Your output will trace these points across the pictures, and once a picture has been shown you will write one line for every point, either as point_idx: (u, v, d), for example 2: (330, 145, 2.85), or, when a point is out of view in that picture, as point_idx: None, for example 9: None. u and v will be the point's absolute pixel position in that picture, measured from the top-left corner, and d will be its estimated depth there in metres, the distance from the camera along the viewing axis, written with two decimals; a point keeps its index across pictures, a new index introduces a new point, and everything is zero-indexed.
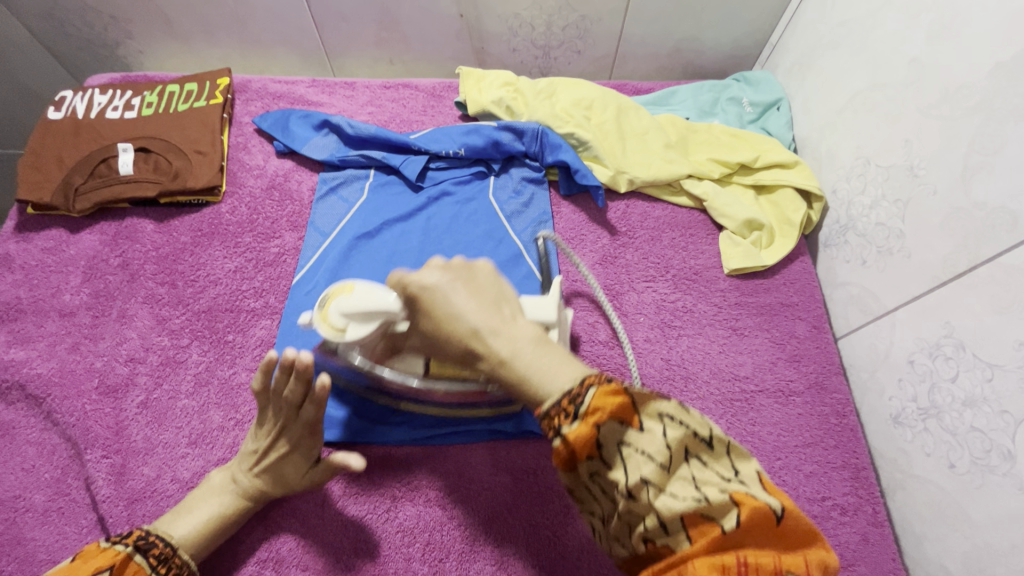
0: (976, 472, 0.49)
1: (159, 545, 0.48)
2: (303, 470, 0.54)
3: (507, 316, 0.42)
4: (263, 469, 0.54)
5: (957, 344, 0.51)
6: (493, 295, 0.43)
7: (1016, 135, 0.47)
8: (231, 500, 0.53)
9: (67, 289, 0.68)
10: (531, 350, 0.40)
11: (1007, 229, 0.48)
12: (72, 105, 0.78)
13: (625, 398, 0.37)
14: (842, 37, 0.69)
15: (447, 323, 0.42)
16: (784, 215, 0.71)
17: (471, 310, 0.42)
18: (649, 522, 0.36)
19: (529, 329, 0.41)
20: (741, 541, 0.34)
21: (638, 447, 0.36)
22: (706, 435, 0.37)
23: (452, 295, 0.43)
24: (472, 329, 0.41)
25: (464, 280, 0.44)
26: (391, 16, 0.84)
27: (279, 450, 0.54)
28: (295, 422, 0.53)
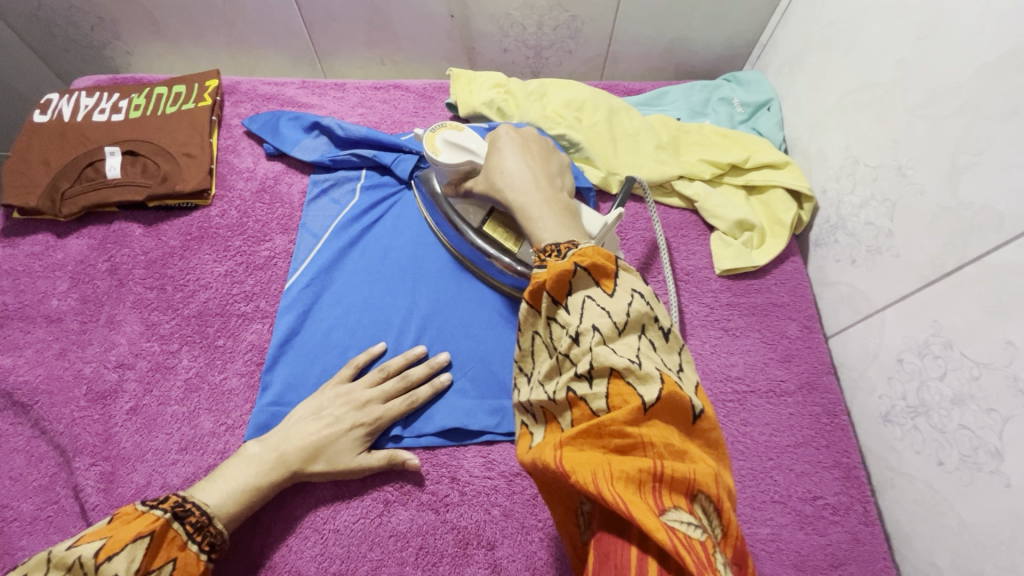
0: (964, 470, 0.50)
1: (196, 512, 0.48)
2: (356, 452, 0.56)
3: (549, 183, 0.53)
4: (324, 432, 0.55)
5: (945, 342, 0.52)
6: (549, 171, 0.55)
7: (1001, 135, 0.47)
8: (269, 470, 0.53)
9: (54, 294, 0.68)
10: (552, 205, 0.50)
11: (993, 229, 0.48)
12: (58, 107, 0.77)
13: (611, 263, 0.39)
14: (831, 37, 0.69)
15: (506, 163, 0.55)
16: (775, 216, 0.71)
17: (521, 168, 0.54)
18: (581, 369, 0.37)
19: (564, 199, 0.52)
20: (653, 414, 0.34)
21: (602, 304, 0.38)
22: (666, 326, 0.39)
23: (523, 147, 0.56)
24: (516, 178, 0.54)
25: (533, 148, 0.56)
26: (381, 17, 0.84)
27: (353, 419, 0.56)
28: (384, 403, 0.59)
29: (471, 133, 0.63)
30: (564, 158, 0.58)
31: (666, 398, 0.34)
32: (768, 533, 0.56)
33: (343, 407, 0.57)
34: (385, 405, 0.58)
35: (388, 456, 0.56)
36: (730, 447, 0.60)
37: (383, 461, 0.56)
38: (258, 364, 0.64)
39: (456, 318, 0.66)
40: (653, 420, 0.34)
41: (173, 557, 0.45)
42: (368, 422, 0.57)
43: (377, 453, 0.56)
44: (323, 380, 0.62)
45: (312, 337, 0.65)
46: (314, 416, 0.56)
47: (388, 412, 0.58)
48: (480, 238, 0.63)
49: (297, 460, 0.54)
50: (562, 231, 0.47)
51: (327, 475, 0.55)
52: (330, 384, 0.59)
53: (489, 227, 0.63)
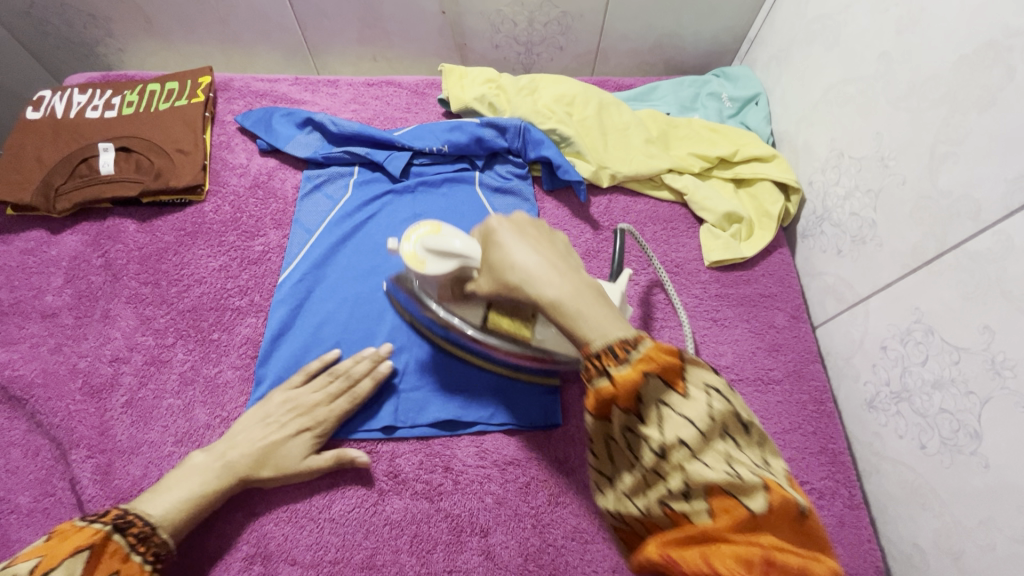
0: (945, 452, 0.51)
1: (139, 523, 0.48)
2: (302, 455, 0.55)
3: (569, 263, 0.44)
4: (269, 439, 0.55)
5: (926, 329, 0.53)
6: (559, 253, 0.46)
7: (978, 125, 0.49)
8: (214, 479, 0.52)
9: (49, 290, 0.68)
10: (589, 296, 0.41)
11: (971, 217, 0.49)
12: (51, 104, 0.77)
13: (676, 358, 0.36)
14: (816, 32, 0.70)
15: (514, 254, 0.44)
16: (763, 208, 0.73)
17: (535, 257, 0.44)
18: (672, 485, 0.35)
19: (590, 280, 0.43)
20: (764, 523, 0.33)
21: (681, 410, 0.35)
22: (746, 418, 0.36)
23: (525, 235, 0.46)
24: (535, 272, 0.43)
25: (534, 233, 0.47)
26: (374, 13, 0.84)
27: (299, 424, 0.56)
28: (329, 404, 0.58)
29: (453, 231, 0.52)
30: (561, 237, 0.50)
31: (775, 505, 0.33)
32: None
33: (289, 413, 0.57)
34: (331, 407, 0.58)
35: (336, 456, 0.56)
36: None
37: (331, 461, 0.56)
38: (253, 357, 0.64)
39: None
40: (765, 529, 0.33)
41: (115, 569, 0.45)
42: (313, 425, 0.57)
43: (326, 453, 0.56)
44: None
45: (305, 330, 0.65)
46: (260, 423, 0.56)
47: (334, 413, 0.58)
48: (490, 336, 0.56)
49: (244, 468, 0.54)
50: (609, 321, 0.39)
51: (278, 479, 0.55)
52: (278, 389, 0.59)
53: (493, 319, 0.55)
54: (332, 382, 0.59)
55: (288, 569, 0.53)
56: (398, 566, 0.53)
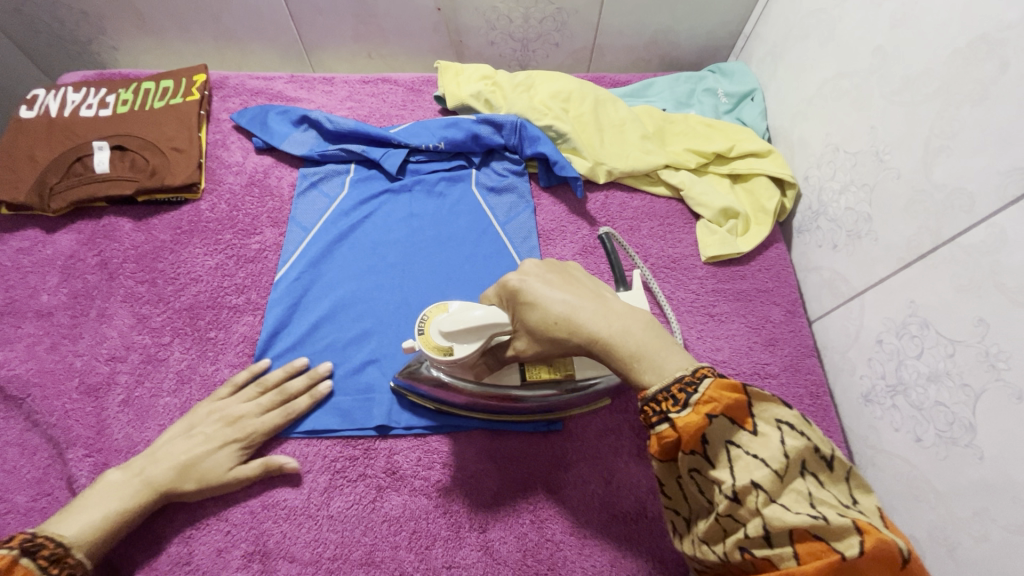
0: (940, 444, 0.52)
1: (50, 546, 0.45)
2: (228, 466, 0.55)
3: (605, 298, 0.46)
4: (193, 452, 0.54)
5: (922, 322, 0.53)
6: (589, 289, 0.47)
7: (972, 118, 0.49)
8: (133, 494, 0.51)
9: (44, 289, 0.68)
10: (641, 330, 0.42)
11: (965, 209, 0.49)
12: (45, 103, 0.77)
13: (741, 397, 0.38)
14: (811, 27, 0.70)
15: (549, 310, 0.44)
16: (759, 203, 0.73)
17: (583, 304, 0.44)
18: (752, 529, 0.36)
19: (633, 311, 0.44)
20: (858, 569, 0.33)
21: (752, 449, 0.37)
22: (827, 453, 0.37)
23: (553, 285, 0.46)
24: (593, 327, 0.43)
25: (561, 280, 0.47)
26: (368, 10, 0.84)
27: (226, 435, 0.56)
28: (260, 416, 0.58)
29: (465, 304, 0.49)
30: (571, 265, 0.51)
31: (868, 548, 0.33)
32: None
33: (215, 425, 0.56)
34: (261, 420, 0.57)
35: (264, 463, 0.56)
36: None
37: (259, 470, 0.55)
38: (250, 356, 0.64)
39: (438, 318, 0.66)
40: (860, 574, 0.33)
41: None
42: (241, 437, 0.56)
43: (252, 462, 0.56)
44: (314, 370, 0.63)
45: (301, 328, 0.65)
46: (185, 435, 0.56)
47: (265, 425, 0.57)
48: (533, 390, 0.55)
49: (164, 482, 0.52)
50: (667, 351, 0.41)
51: (200, 492, 0.54)
52: (206, 402, 0.58)
53: (531, 374, 0.55)
54: (263, 395, 0.59)
55: (287, 566, 0.53)
56: (397, 561, 0.53)
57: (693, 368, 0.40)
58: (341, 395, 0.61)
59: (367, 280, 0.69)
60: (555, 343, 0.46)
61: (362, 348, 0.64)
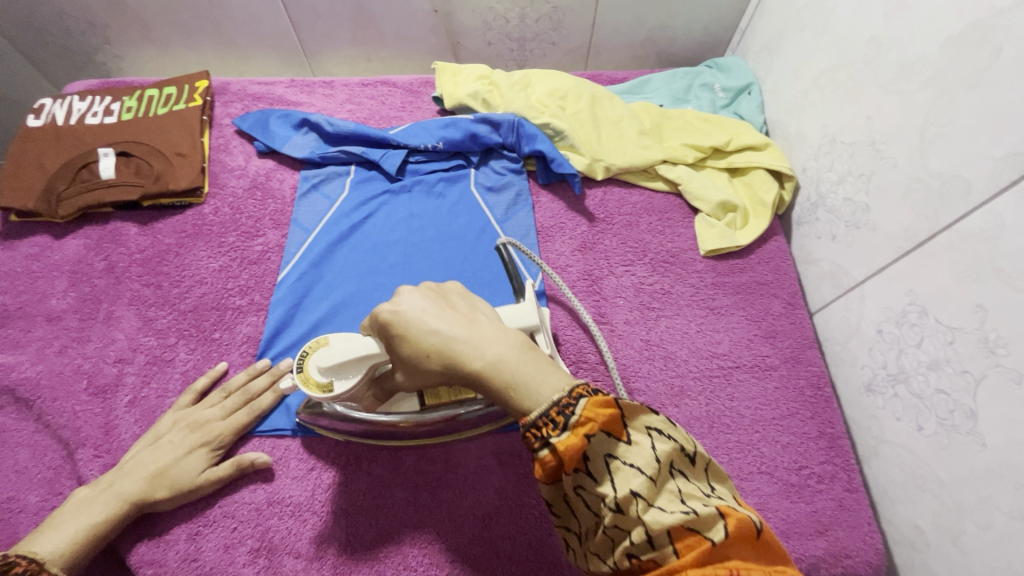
0: (942, 433, 0.52)
1: (23, 561, 0.46)
2: (198, 470, 0.55)
3: (480, 321, 0.42)
4: (160, 460, 0.55)
5: (921, 310, 0.53)
6: (466, 310, 0.43)
7: (966, 105, 0.49)
8: (103, 507, 0.52)
9: (53, 294, 0.69)
10: (516, 358, 0.39)
11: (961, 197, 0.49)
12: (51, 112, 0.78)
13: (614, 410, 0.38)
14: (806, 20, 0.70)
15: (419, 345, 0.41)
16: (758, 196, 0.73)
17: (461, 333, 0.40)
18: (636, 535, 0.36)
19: (508, 333, 0.41)
20: (728, 553, 0.34)
21: (627, 459, 0.37)
22: (690, 450, 0.39)
23: (423, 312, 0.42)
24: (469, 358, 0.39)
25: (440, 304, 0.42)
26: (366, 14, 0.85)
27: (193, 441, 0.56)
28: (226, 419, 0.59)
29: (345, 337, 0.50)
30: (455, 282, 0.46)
31: (732, 530, 0.35)
32: (756, 503, 0.57)
33: (181, 433, 0.57)
34: (225, 422, 0.58)
35: (235, 462, 0.56)
36: (717, 421, 0.62)
37: (230, 468, 0.56)
38: (254, 355, 0.65)
39: None
40: (731, 558, 0.34)
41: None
42: (207, 441, 0.57)
43: (223, 464, 0.56)
44: None
45: (302, 328, 0.66)
46: (153, 446, 0.56)
47: (229, 426, 0.58)
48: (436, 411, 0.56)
49: (137, 491, 0.53)
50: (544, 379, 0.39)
51: (175, 499, 0.54)
52: (172, 412, 0.59)
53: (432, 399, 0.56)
54: (228, 397, 0.60)
55: (292, 562, 0.54)
56: (402, 556, 0.54)
57: (564, 391, 0.38)
58: None
59: (368, 280, 0.69)
60: (438, 377, 0.42)
61: None
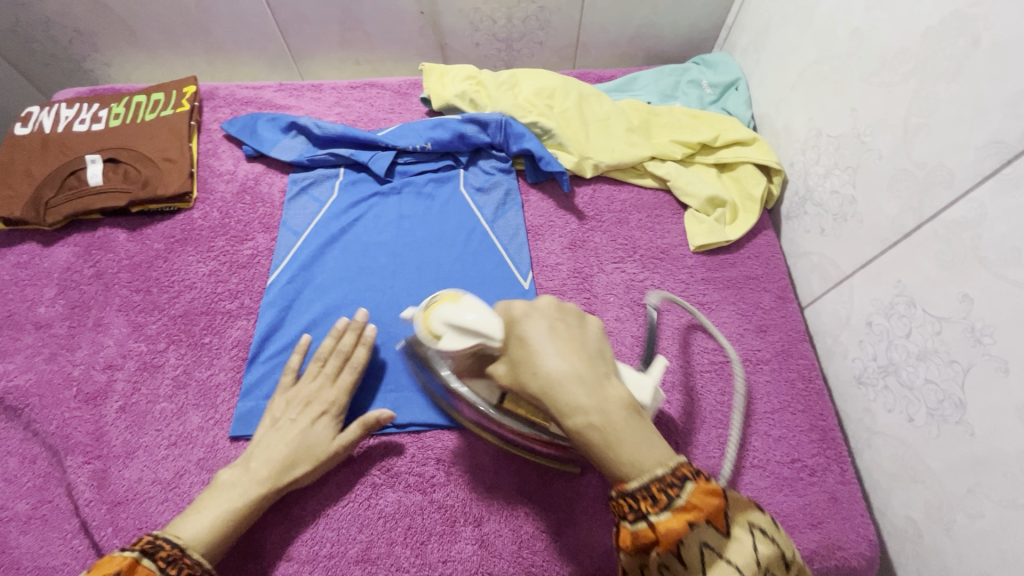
0: (932, 423, 0.52)
1: (167, 547, 0.47)
2: (328, 438, 0.56)
3: (599, 368, 0.41)
4: (289, 437, 0.55)
5: (908, 301, 0.53)
6: (591, 351, 0.42)
7: (947, 95, 0.49)
8: (242, 493, 0.51)
9: (42, 301, 0.69)
10: (623, 420, 0.39)
11: (945, 186, 0.49)
12: (39, 120, 0.78)
13: (720, 500, 0.38)
14: (790, 15, 0.71)
15: (528, 361, 0.41)
16: (746, 190, 0.73)
17: (578, 373, 0.40)
18: None
19: (621, 394, 0.40)
20: None
21: (727, 555, 0.37)
22: (788, 557, 0.38)
23: (548, 332, 0.42)
24: (576, 402, 0.39)
25: (566, 332, 0.42)
26: (353, 17, 0.85)
27: (314, 412, 0.57)
28: (333, 386, 0.59)
29: (469, 303, 0.49)
30: (596, 321, 0.46)
31: None
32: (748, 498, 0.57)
33: (297, 409, 0.57)
34: (334, 388, 0.59)
35: (361, 423, 0.56)
36: (709, 415, 0.62)
37: (358, 430, 0.56)
38: (245, 359, 0.65)
39: None
40: None
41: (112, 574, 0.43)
42: (326, 406, 0.57)
43: (349, 427, 0.57)
44: None
45: (293, 330, 0.66)
46: (275, 427, 0.56)
47: (338, 390, 0.59)
48: (505, 416, 0.52)
49: (274, 470, 0.53)
50: (643, 449, 0.39)
51: (314, 472, 0.54)
52: (279, 393, 0.59)
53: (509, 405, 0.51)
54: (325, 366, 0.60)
55: (284, 565, 0.53)
56: (393, 557, 0.54)
57: (674, 465, 0.38)
58: None
59: (358, 282, 0.69)
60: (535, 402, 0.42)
61: None
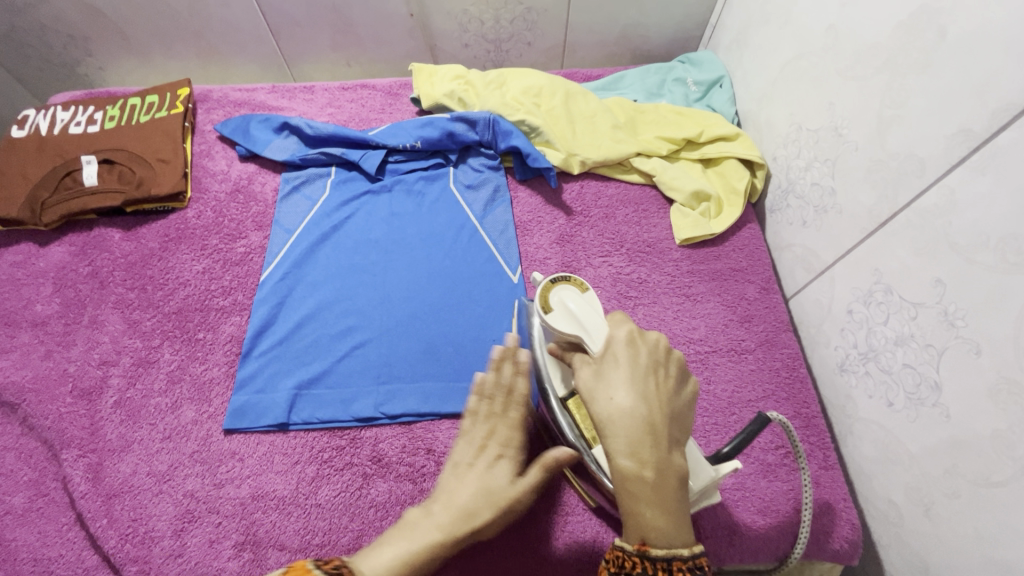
0: (910, 407, 0.53)
1: None
2: (507, 481, 0.48)
3: (671, 429, 0.42)
4: (468, 481, 0.47)
5: (886, 288, 0.55)
6: (674, 411, 0.43)
7: (918, 86, 0.51)
8: (422, 539, 0.43)
9: (38, 300, 0.70)
10: (669, 488, 0.41)
11: (917, 175, 0.51)
12: (35, 123, 0.79)
13: None
14: (770, 13, 0.72)
15: (608, 385, 0.43)
16: (730, 185, 0.75)
17: (648, 423, 0.41)
18: None
19: (681, 466, 0.42)
20: None
21: None
22: None
23: (644, 371, 0.43)
24: (632, 447, 0.41)
25: (657, 386, 0.43)
26: (344, 19, 0.87)
27: (491, 452, 0.49)
28: (506, 422, 0.51)
29: (585, 298, 0.50)
30: (694, 386, 0.46)
31: None
32: (733, 484, 0.58)
33: (471, 449, 0.49)
34: (507, 424, 0.51)
35: (540, 465, 0.47)
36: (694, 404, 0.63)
37: (537, 474, 0.47)
38: (238, 354, 0.66)
39: (416, 309, 0.68)
40: None
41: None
42: (502, 447, 0.49)
43: (529, 473, 0.48)
44: (296, 365, 0.65)
45: (286, 326, 0.67)
46: (452, 468, 0.49)
47: (511, 428, 0.51)
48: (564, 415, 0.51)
49: (456, 517, 0.45)
50: (672, 520, 0.40)
51: (496, 520, 0.46)
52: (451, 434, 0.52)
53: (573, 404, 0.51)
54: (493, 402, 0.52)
55: (276, 554, 0.54)
56: None
57: (698, 552, 0.39)
58: (325, 388, 0.63)
59: (350, 278, 0.70)
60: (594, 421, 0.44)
61: (346, 340, 0.66)
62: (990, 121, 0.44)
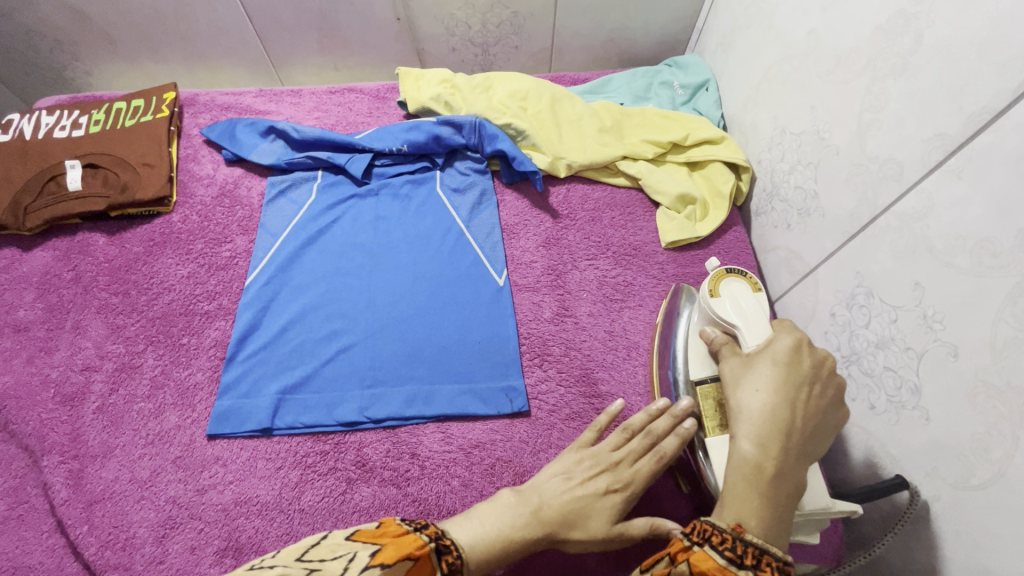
0: (891, 409, 0.53)
1: (453, 553, 0.43)
2: (608, 521, 0.48)
3: (802, 438, 0.44)
4: (575, 494, 0.49)
5: (867, 291, 0.55)
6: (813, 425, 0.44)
7: (895, 91, 0.51)
8: (520, 522, 0.48)
9: (21, 305, 0.69)
10: (780, 488, 0.42)
11: (896, 178, 0.51)
12: (19, 127, 0.79)
13: None
14: (753, 17, 0.73)
15: (755, 379, 0.45)
16: (715, 188, 0.75)
17: (782, 425, 0.43)
18: None
19: (800, 481, 0.43)
20: None
21: None
22: None
23: (803, 382, 0.44)
24: (761, 440, 0.43)
25: (805, 397, 0.44)
26: (331, 23, 0.87)
27: (607, 482, 0.50)
28: (634, 465, 0.50)
29: (760, 300, 0.52)
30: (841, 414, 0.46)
31: None
32: None
33: (588, 469, 0.51)
34: (633, 468, 0.50)
35: (649, 525, 0.48)
36: None
37: (643, 530, 0.48)
38: (222, 359, 0.66)
39: (403, 313, 0.68)
40: None
41: (413, 555, 0.41)
42: (619, 484, 0.49)
43: (635, 523, 0.48)
44: (281, 369, 0.64)
45: (271, 330, 0.67)
46: (565, 479, 0.51)
47: (638, 474, 0.50)
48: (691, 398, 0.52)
49: (554, 519, 0.48)
50: (774, 517, 0.42)
51: (584, 544, 0.48)
52: (573, 447, 0.54)
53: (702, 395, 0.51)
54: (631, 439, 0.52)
55: None
56: None
57: (789, 559, 0.40)
58: (310, 394, 0.62)
59: (336, 282, 0.70)
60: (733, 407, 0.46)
61: (332, 345, 0.66)
62: (964, 125, 0.44)
